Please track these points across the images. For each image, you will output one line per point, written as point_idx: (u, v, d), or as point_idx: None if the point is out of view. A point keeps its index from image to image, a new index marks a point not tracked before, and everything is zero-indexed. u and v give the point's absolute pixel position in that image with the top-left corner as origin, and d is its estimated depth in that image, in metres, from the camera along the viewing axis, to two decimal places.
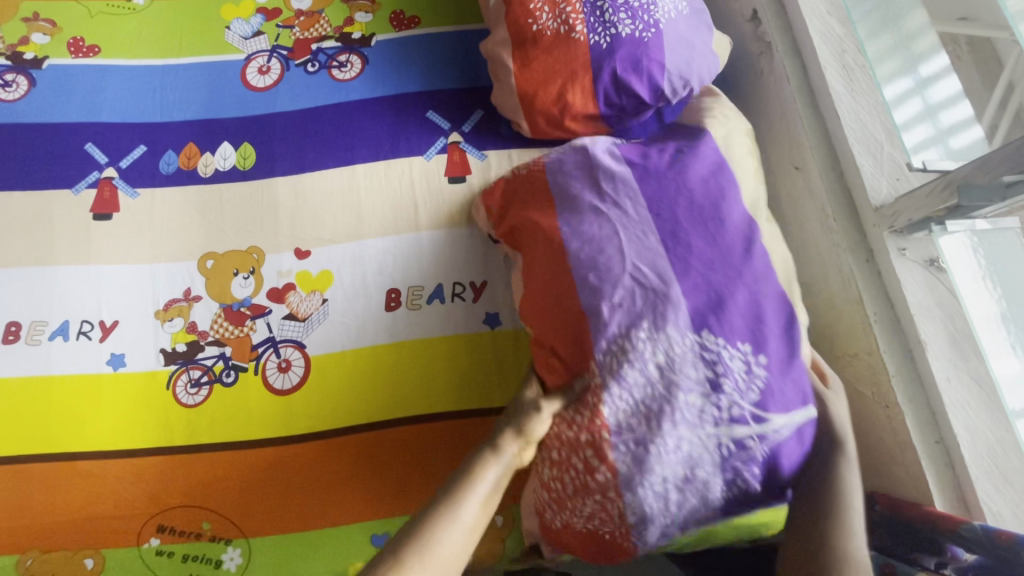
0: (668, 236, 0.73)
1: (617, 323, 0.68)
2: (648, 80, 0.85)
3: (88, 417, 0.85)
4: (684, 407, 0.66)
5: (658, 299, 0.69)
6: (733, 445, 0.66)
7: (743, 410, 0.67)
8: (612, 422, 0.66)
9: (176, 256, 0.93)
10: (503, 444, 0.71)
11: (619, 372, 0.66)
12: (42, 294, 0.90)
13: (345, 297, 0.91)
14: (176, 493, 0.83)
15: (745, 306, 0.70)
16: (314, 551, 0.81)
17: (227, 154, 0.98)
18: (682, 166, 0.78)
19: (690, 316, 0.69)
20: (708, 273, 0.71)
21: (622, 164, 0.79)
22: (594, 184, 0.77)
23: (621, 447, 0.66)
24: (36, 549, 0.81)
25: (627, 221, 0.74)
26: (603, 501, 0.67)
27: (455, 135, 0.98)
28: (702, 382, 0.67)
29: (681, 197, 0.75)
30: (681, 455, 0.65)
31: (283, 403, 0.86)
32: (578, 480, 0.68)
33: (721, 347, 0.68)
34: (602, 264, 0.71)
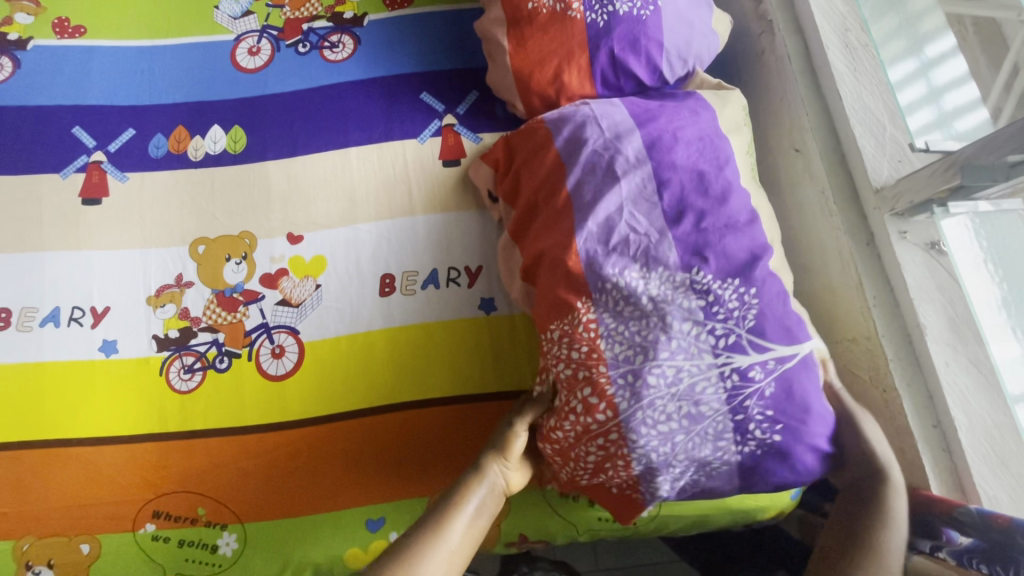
0: (665, 181, 0.72)
1: (611, 264, 0.69)
2: (647, 60, 0.84)
3: (81, 403, 0.85)
4: (678, 338, 0.66)
5: (648, 240, 0.70)
6: (734, 375, 0.66)
7: (740, 341, 0.67)
8: (610, 356, 0.67)
9: (168, 241, 0.92)
10: (486, 466, 0.73)
11: (613, 307, 0.68)
12: (32, 280, 0.89)
13: (339, 282, 0.90)
14: (171, 479, 0.82)
15: (740, 250, 0.70)
16: (309, 535, 0.81)
17: (218, 137, 0.96)
18: (684, 114, 0.77)
19: (682, 252, 0.69)
20: (703, 216, 0.71)
21: (620, 110, 0.77)
22: (596, 127, 0.76)
23: (618, 381, 0.66)
24: (32, 534, 0.81)
25: (626, 165, 0.73)
26: (606, 444, 0.67)
27: (450, 118, 0.96)
28: (696, 313, 0.67)
29: (682, 144, 0.74)
30: (680, 387, 0.66)
31: (277, 388, 0.86)
32: (580, 423, 0.67)
33: (716, 280, 0.68)
34: (598, 207, 0.71)
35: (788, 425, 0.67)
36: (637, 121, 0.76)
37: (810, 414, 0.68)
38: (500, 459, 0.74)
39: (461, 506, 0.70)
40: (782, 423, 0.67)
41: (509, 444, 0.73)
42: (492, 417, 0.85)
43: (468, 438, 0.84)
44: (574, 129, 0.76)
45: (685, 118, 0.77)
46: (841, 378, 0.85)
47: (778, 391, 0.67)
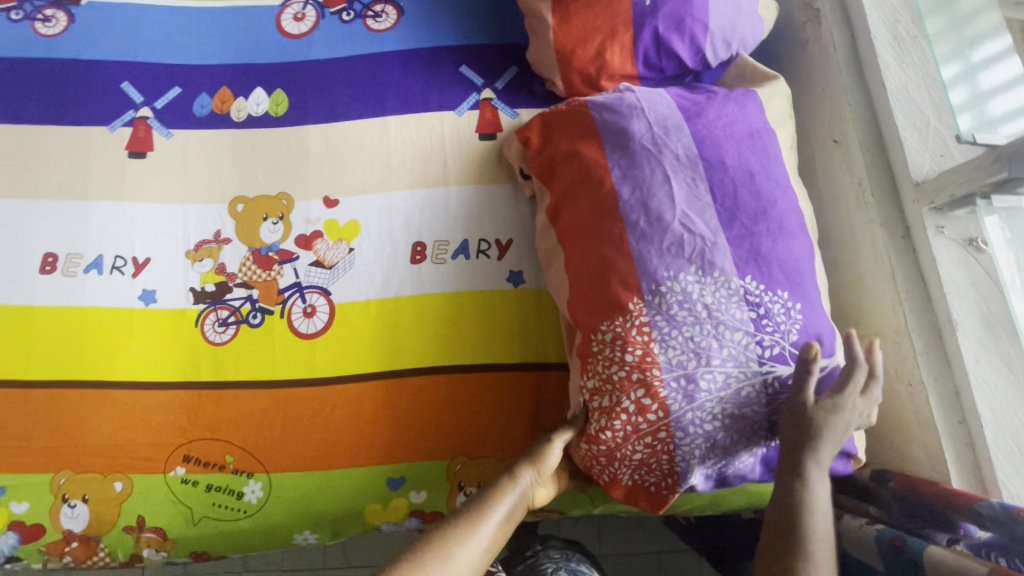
0: (717, 183, 0.72)
1: (666, 268, 0.68)
2: (691, 41, 0.84)
3: (119, 349, 0.88)
4: (729, 346, 0.67)
5: (704, 244, 0.69)
6: (777, 385, 0.67)
7: (786, 353, 0.68)
8: (663, 360, 0.67)
9: (208, 198, 0.94)
10: (521, 472, 0.73)
11: (667, 310, 0.67)
12: (78, 227, 0.92)
13: (372, 247, 0.91)
14: (202, 426, 0.85)
15: (788, 259, 0.71)
16: (332, 489, 0.84)
17: (261, 100, 0.98)
18: (733, 110, 0.76)
19: (736, 261, 0.69)
20: (754, 223, 0.71)
21: (671, 105, 0.76)
22: (646, 121, 0.74)
23: (671, 384, 0.67)
24: (68, 470, 0.84)
25: (677, 163, 0.72)
26: (653, 442, 0.68)
27: (488, 92, 0.97)
28: (747, 323, 0.68)
29: (732, 146, 0.74)
30: (726, 391, 0.67)
31: (308, 345, 0.88)
32: (630, 423, 0.68)
33: (765, 291, 0.69)
34: (652, 207, 0.70)
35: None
36: (686, 117, 0.75)
37: None
38: (533, 469, 0.74)
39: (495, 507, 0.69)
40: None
41: (544, 456, 0.74)
42: (515, 387, 0.86)
43: (490, 408, 0.86)
44: (621, 122, 0.75)
45: (735, 115, 0.76)
46: None
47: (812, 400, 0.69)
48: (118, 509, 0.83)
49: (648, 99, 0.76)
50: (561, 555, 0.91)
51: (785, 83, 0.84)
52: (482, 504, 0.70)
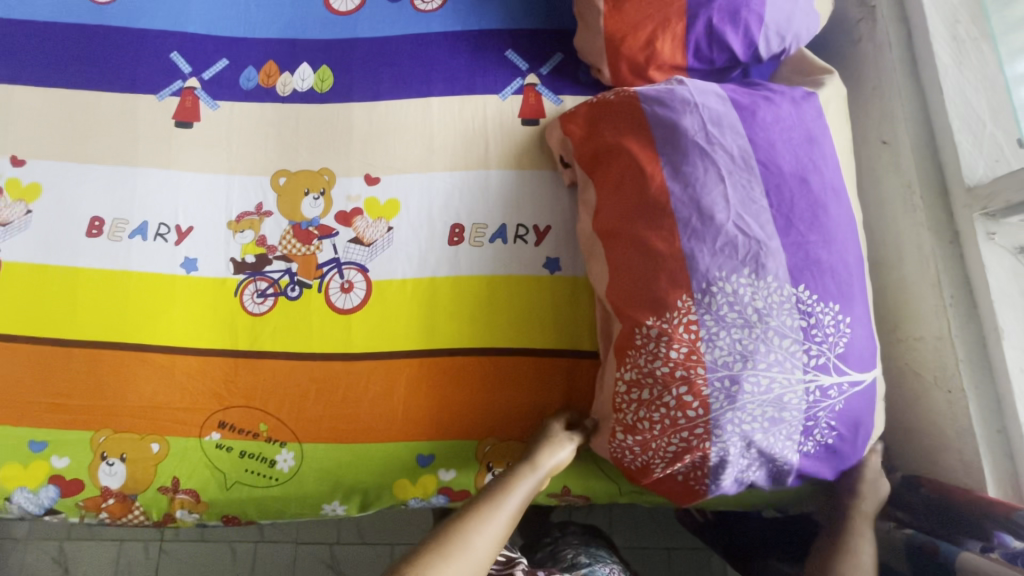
0: (773, 188, 0.71)
1: (718, 268, 0.68)
2: (744, 32, 0.83)
3: (161, 313, 0.90)
4: (777, 352, 0.67)
5: (758, 247, 0.68)
6: (818, 393, 0.68)
7: (830, 363, 0.68)
8: (709, 359, 0.67)
9: (252, 171, 0.95)
10: (540, 461, 0.76)
11: (716, 310, 0.67)
12: (124, 192, 0.94)
13: (410, 227, 0.92)
14: (238, 394, 0.87)
15: (840, 268, 0.70)
16: (363, 462, 0.85)
17: (306, 76, 0.99)
18: (790, 112, 0.75)
19: (789, 267, 0.68)
20: (809, 230, 0.70)
21: (726, 102, 0.75)
22: (699, 118, 0.74)
23: (714, 384, 0.67)
24: (107, 429, 0.86)
25: (732, 163, 0.71)
26: (690, 437, 0.68)
27: (532, 77, 0.97)
28: (797, 331, 0.67)
29: (789, 150, 0.73)
30: (770, 396, 0.67)
31: (344, 320, 0.89)
32: (668, 417, 0.68)
33: (818, 302, 0.68)
34: (703, 205, 0.70)
35: (846, 441, 0.72)
36: (742, 117, 0.74)
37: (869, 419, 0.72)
38: (550, 459, 0.76)
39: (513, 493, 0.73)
40: (843, 435, 0.71)
41: (561, 449, 0.78)
42: (546, 372, 0.87)
43: (522, 392, 0.86)
44: (675, 118, 0.74)
45: (793, 119, 0.75)
46: (900, 376, 0.84)
47: (847, 413, 0.70)
48: (154, 469, 0.85)
49: (704, 94, 0.76)
50: (579, 542, 0.92)
51: (838, 79, 0.83)
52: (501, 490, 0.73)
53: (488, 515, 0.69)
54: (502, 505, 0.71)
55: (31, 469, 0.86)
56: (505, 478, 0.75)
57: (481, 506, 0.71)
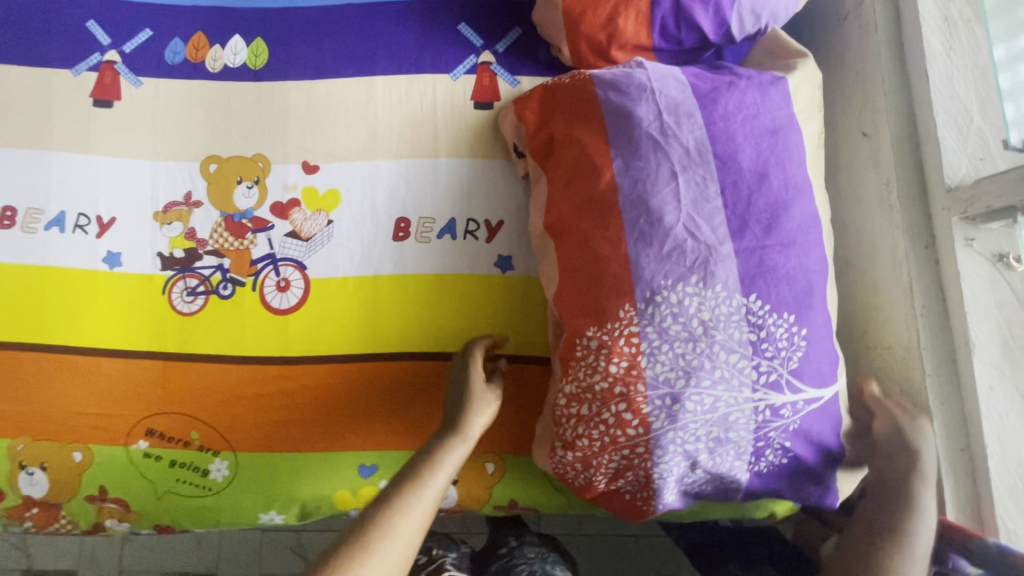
0: (730, 186, 0.63)
1: (663, 276, 0.61)
2: (715, 11, 0.74)
3: (81, 313, 0.83)
4: (723, 368, 0.60)
5: (707, 252, 0.61)
6: (767, 412, 0.62)
7: (783, 380, 0.62)
8: (649, 375, 0.61)
9: (179, 156, 0.87)
10: (467, 428, 0.70)
11: (659, 322, 0.61)
12: (38, 179, 0.85)
13: (352, 220, 0.85)
14: (166, 400, 0.82)
15: (798, 275, 0.63)
16: (300, 473, 0.81)
17: (238, 49, 0.90)
18: (755, 99, 0.67)
19: (740, 275, 0.61)
20: (766, 234, 0.62)
21: (685, 89, 0.68)
22: (655, 107, 0.66)
23: (654, 402, 0.61)
24: (27, 437, 0.81)
25: (687, 157, 0.64)
26: (630, 455, 0.63)
27: (487, 55, 0.88)
28: (745, 345, 0.61)
29: (750, 143, 0.65)
30: (715, 415, 0.61)
31: (280, 322, 0.83)
32: (607, 435, 0.63)
33: (770, 312, 0.61)
34: (652, 204, 0.63)
35: (805, 462, 0.66)
36: (702, 106, 0.66)
37: (831, 440, 0.66)
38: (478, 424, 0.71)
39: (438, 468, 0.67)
40: (799, 456, 0.65)
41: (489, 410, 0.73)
42: None
43: None
44: (626, 106, 0.67)
45: (758, 107, 0.67)
46: None
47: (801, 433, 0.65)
48: (79, 478, 0.81)
49: (664, 80, 0.68)
50: (536, 555, 0.88)
51: (815, 63, 0.74)
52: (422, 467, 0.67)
53: (406, 507, 0.64)
54: (422, 488, 0.66)
55: None
56: (425, 455, 0.69)
57: (400, 492, 0.65)
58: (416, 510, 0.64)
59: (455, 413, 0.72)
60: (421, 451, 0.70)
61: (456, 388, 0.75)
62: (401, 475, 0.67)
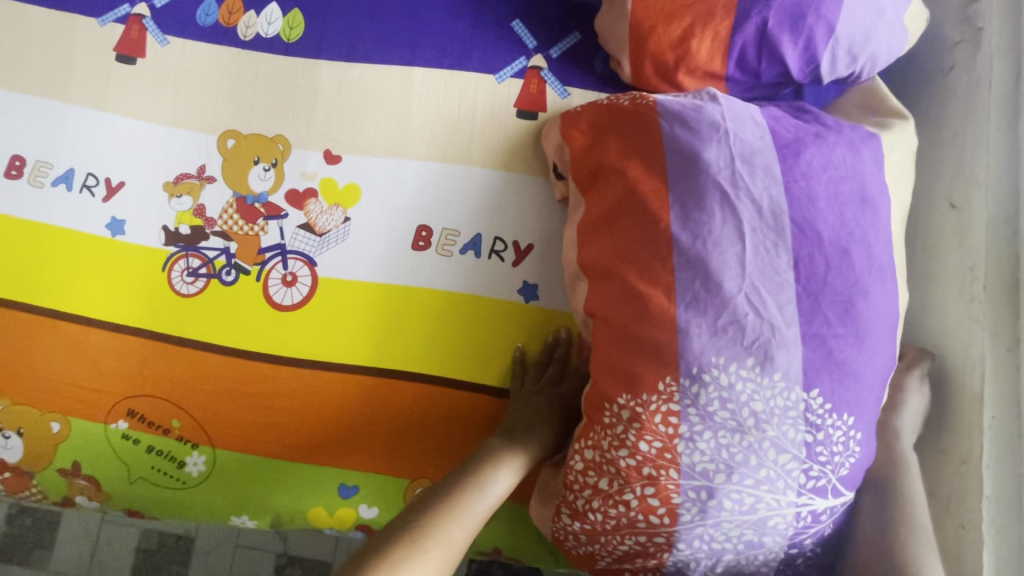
0: (805, 258, 0.55)
1: (715, 353, 0.54)
2: (805, 44, 0.65)
3: (77, 278, 0.79)
4: (770, 468, 0.53)
5: (769, 334, 0.53)
6: (809, 519, 0.55)
7: (831, 486, 0.55)
8: (685, 463, 0.54)
9: (198, 126, 0.82)
10: (530, 439, 0.67)
11: (704, 405, 0.54)
12: (50, 131, 0.81)
13: (369, 220, 0.79)
14: (151, 382, 0.77)
15: (864, 373, 0.55)
16: (281, 482, 0.77)
17: (273, 18, 0.83)
18: (845, 159, 0.59)
19: (804, 365, 0.54)
20: (837, 320, 0.54)
21: (765, 136, 0.59)
22: (728, 152, 0.58)
23: (687, 494, 0.54)
24: (7, 399, 0.78)
25: (758, 218, 0.56)
26: (646, 543, 0.56)
27: (539, 59, 0.80)
28: (798, 446, 0.53)
29: (834, 212, 0.57)
30: (752, 517, 0.54)
31: (280, 319, 0.78)
32: (626, 517, 0.56)
33: (830, 413, 0.54)
34: (712, 267, 0.55)
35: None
36: (783, 159, 0.58)
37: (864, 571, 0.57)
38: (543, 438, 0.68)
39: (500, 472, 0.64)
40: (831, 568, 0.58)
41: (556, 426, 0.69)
42: (498, 415, 0.76)
43: (468, 431, 0.76)
44: (697, 146, 0.59)
45: (846, 168, 0.58)
46: None
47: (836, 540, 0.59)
48: (53, 449, 0.78)
49: (740, 122, 0.60)
50: None
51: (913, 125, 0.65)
52: (485, 467, 0.65)
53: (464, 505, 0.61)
54: (482, 489, 0.63)
55: None
56: (489, 455, 0.66)
57: (458, 493, 0.62)
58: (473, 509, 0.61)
59: (523, 422, 0.69)
60: (481, 454, 0.66)
61: (524, 393, 0.72)
62: (457, 477, 0.64)
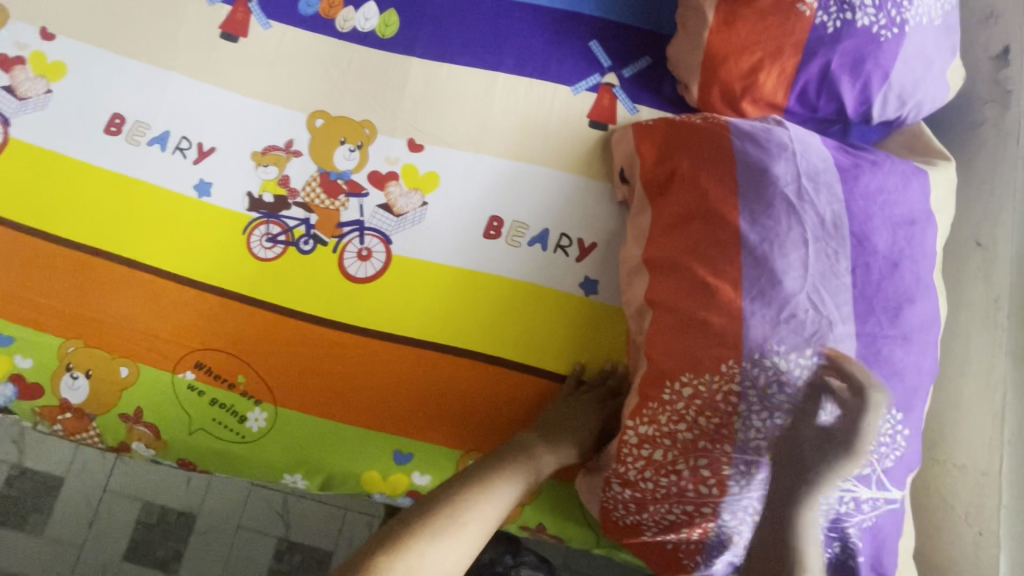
0: (861, 266, 0.62)
1: (777, 342, 0.59)
2: (862, 87, 0.73)
3: (160, 233, 0.83)
4: (818, 450, 0.58)
5: (826, 328, 0.59)
6: (850, 505, 0.59)
7: (875, 477, 0.59)
8: (740, 439, 0.59)
9: (290, 105, 0.88)
10: (559, 443, 0.73)
11: (763, 388, 0.59)
12: (150, 94, 0.87)
13: (446, 206, 0.85)
14: (221, 337, 0.81)
15: (910, 373, 0.61)
16: (335, 445, 0.80)
17: (370, 16, 0.90)
18: (896, 186, 0.66)
19: (857, 359, 0.59)
20: (888, 323, 0.60)
21: (828, 159, 0.67)
22: (795, 169, 0.66)
23: (738, 466, 0.59)
24: (79, 340, 0.81)
25: (821, 228, 0.63)
26: (692, 512, 0.61)
27: (612, 77, 0.88)
28: (848, 433, 0.58)
29: (887, 230, 0.63)
30: (797, 493, 0.58)
31: (354, 289, 0.83)
32: (676, 485, 0.61)
33: (880, 406, 0.59)
34: (775, 267, 0.62)
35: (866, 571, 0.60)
36: (843, 178, 0.65)
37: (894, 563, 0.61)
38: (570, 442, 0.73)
39: (529, 465, 0.70)
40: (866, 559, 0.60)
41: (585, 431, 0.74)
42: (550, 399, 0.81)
43: (525, 410, 0.81)
44: (764, 160, 0.67)
45: (898, 193, 0.65)
46: (924, 499, 0.76)
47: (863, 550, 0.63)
48: (118, 394, 0.81)
49: (806, 145, 0.68)
50: None
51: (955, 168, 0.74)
52: (515, 459, 0.70)
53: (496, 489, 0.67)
54: (513, 479, 0.69)
55: None
56: (520, 449, 0.71)
57: (491, 478, 0.68)
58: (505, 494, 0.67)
59: (552, 424, 0.75)
60: (512, 448, 0.72)
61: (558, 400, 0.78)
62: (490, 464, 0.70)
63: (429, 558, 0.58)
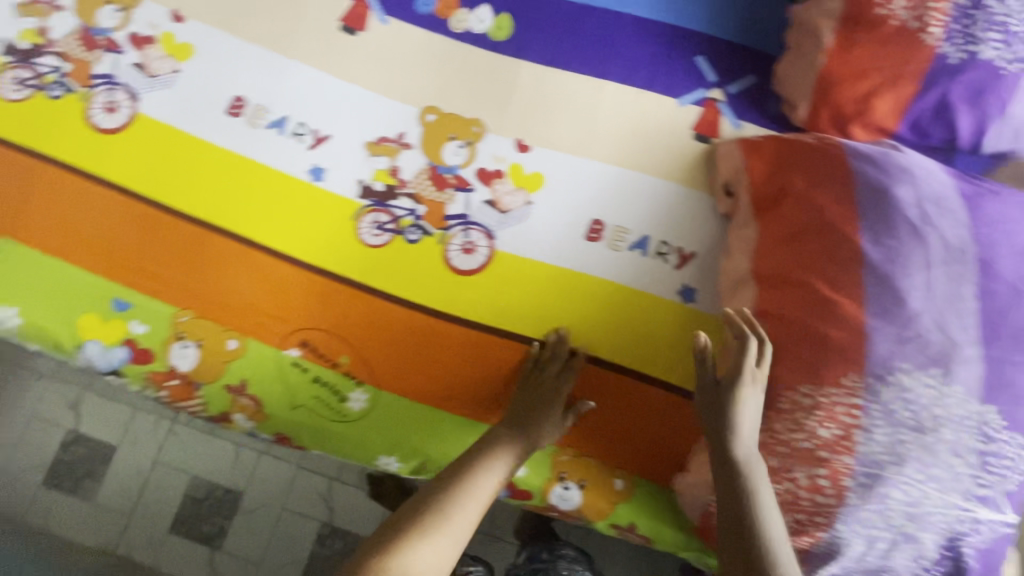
0: (987, 291, 0.63)
1: (902, 359, 0.61)
2: (978, 116, 0.75)
3: (274, 213, 0.86)
4: (940, 466, 0.60)
5: (952, 350, 0.61)
6: (968, 524, 0.60)
7: (995, 499, 0.60)
8: (861, 452, 0.60)
9: (403, 99, 0.91)
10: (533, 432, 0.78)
11: (887, 404, 0.61)
12: (272, 80, 0.90)
13: (550, 206, 0.87)
14: (327, 318, 0.84)
15: None
16: (436, 430, 0.84)
17: (484, 18, 0.93)
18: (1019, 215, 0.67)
19: (982, 382, 0.61)
20: (1014, 350, 0.62)
21: (950, 186, 0.68)
22: (916, 192, 0.67)
23: (858, 478, 0.60)
24: (191, 311, 0.84)
25: (946, 252, 0.64)
26: (804, 521, 0.63)
27: (718, 92, 0.90)
28: (971, 453, 0.60)
29: (1013, 258, 0.65)
30: (917, 508, 0.60)
31: (456, 280, 0.85)
32: (789, 493, 0.64)
33: (1005, 430, 0.60)
34: (899, 287, 0.63)
35: None
36: (966, 206, 0.67)
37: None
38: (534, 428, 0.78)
39: (502, 459, 0.75)
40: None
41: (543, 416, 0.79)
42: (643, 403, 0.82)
43: (618, 411, 0.83)
44: (885, 182, 0.68)
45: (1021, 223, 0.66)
46: None
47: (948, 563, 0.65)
48: (224, 365, 0.83)
49: (926, 170, 0.69)
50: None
51: None
52: (489, 453, 0.75)
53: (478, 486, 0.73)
54: (492, 473, 0.74)
55: (109, 325, 0.84)
56: (491, 442, 0.76)
57: (473, 475, 0.73)
58: (485, 491, 0.73)
59: (526, 416, 0.79)
60: (488, 440, 0.77)
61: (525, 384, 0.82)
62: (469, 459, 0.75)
63: (418, 559, 0.65)
